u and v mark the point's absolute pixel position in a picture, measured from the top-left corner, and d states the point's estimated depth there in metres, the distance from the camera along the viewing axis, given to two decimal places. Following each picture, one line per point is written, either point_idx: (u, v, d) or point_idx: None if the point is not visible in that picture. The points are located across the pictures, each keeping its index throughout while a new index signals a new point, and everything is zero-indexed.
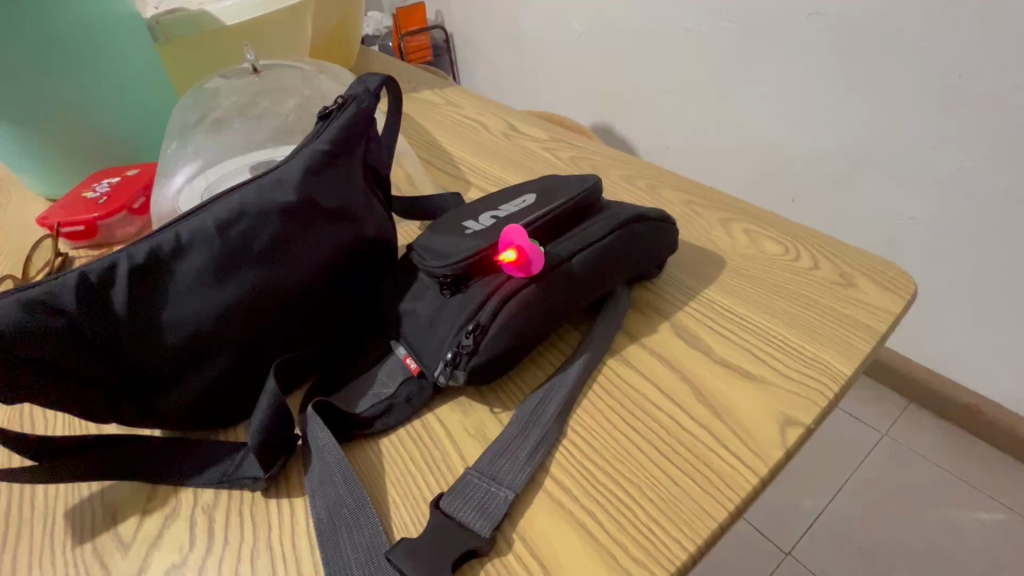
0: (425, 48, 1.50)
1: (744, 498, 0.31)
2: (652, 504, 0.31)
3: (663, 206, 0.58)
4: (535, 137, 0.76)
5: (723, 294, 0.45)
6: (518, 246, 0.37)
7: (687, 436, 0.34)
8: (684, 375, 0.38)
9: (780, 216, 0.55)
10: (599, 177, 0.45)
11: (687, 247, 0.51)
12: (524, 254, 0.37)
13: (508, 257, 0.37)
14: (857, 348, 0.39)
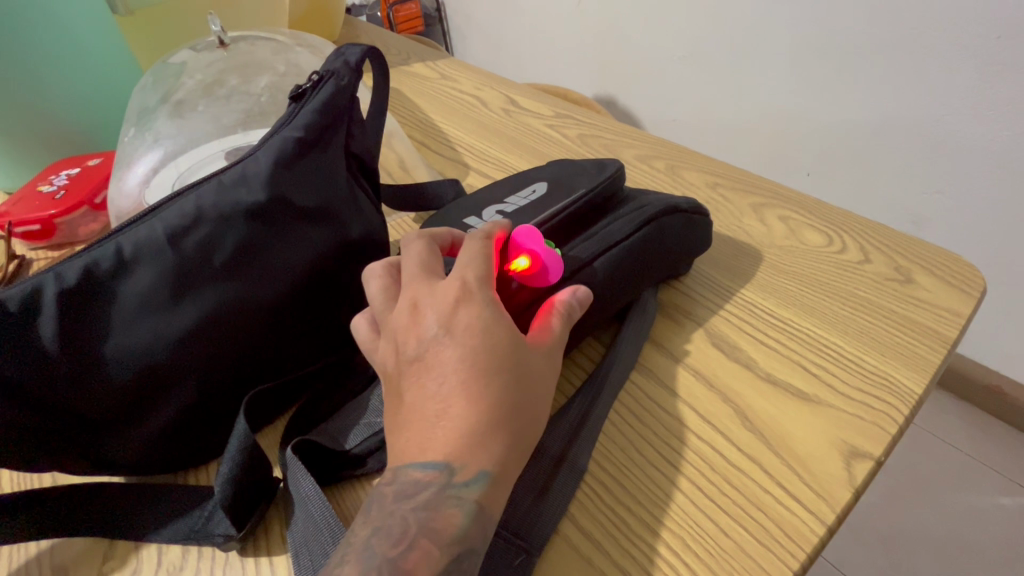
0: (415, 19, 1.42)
1: (811, 552, 0.26)
2: (697, 560, 0.26)
3: (685, 190, 0.52)
4: (539, 114, 0.70)
5: (763, 294, 0.40)
6: (534, 252, 0.31)
7: (734, 473, 0.29)
8: (725, 396, 0.33)
9: (817, 200, 0.49)
10: (619, 161, 0.39)
11: (717, 238, 0.45)
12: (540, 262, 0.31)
13: (522, 263, 0.31)
14: (924, 358, 0.34)
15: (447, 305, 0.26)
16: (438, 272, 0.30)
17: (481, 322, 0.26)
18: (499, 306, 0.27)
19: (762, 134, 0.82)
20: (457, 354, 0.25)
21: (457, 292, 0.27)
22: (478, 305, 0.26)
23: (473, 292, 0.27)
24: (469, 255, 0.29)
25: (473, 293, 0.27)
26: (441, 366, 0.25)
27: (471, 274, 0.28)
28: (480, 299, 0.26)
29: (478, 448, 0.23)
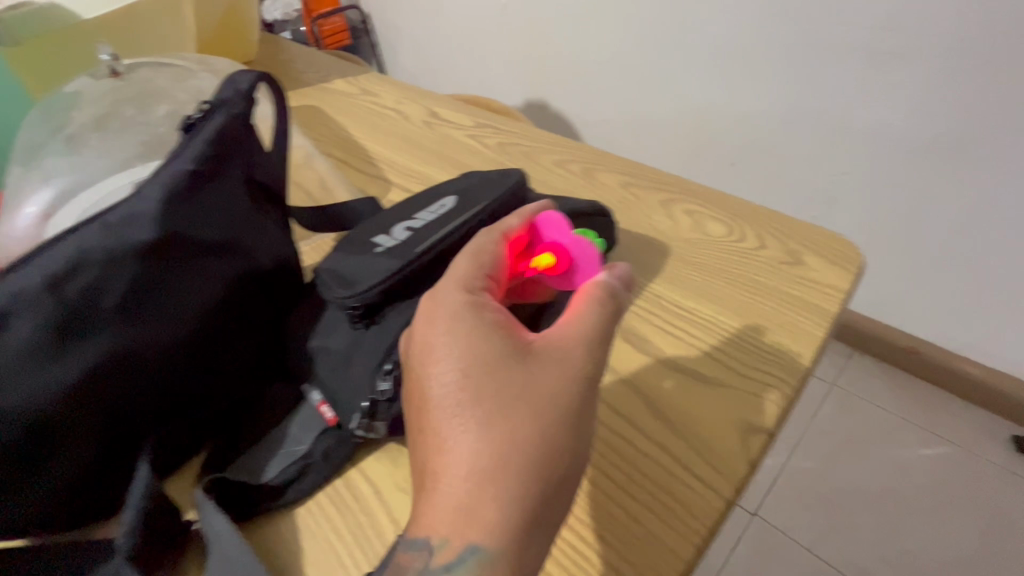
0: (341, 32, 1.40)
1: (712, 528, 0.28)
2: (610, 549, 0.27)
3: (599, 191, 0.54)
4: (460, 125, 0.70)
5: (671, 286, 0.42)
6: (553, 246, 0.33)
7: (644, 461, 0.31)
8: (637, 388, 0.35)
9: (720, 192, 0.52)
10: (522, 170, 0.40)
11: (628, 235, 0.47)
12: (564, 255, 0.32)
13: (545, 258, 0.32)
14: (810, 333, 0.37)
15: (428, 357, 0.27)
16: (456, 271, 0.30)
17: (460, 372, 0.26)
18: (475, 346, 0.26)
19: (685, 131, 0.88)
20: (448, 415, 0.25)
21: (448, 320, 0.27)
22: (452, 352, 0.26)
23: (465, 319, 0.27)
24: (459, 276, 0.29)
25: (464, 321, 0.27)
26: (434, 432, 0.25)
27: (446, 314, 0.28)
28: (474, 327, 0.27)
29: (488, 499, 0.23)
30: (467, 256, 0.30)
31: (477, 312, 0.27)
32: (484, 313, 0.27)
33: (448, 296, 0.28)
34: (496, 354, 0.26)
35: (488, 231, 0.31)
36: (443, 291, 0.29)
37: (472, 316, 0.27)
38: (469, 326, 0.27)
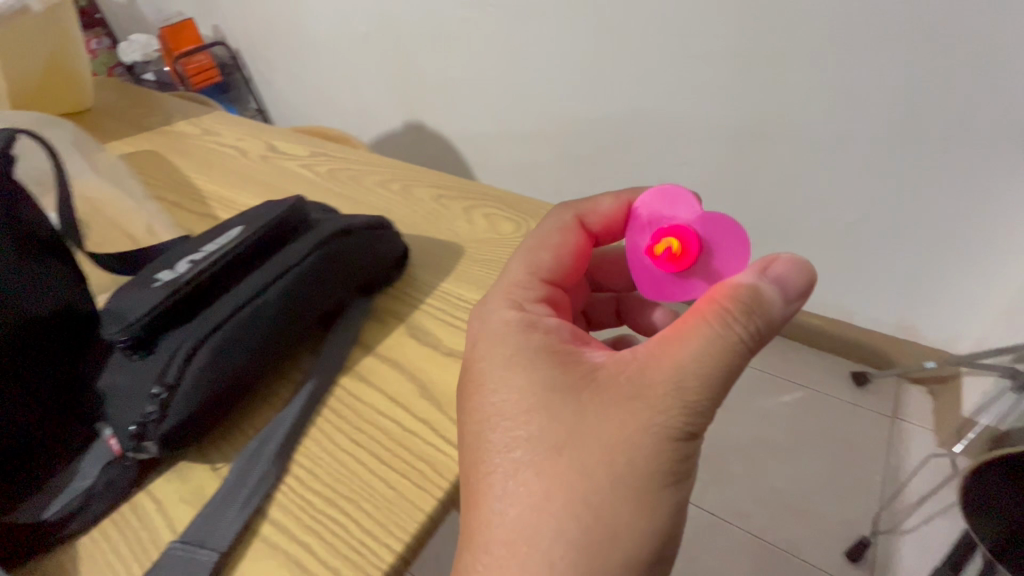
0: (207, 70, 1.53)
1: (453, 480, 0.33)
2: (366, 515, 0.32)
3: (413, 205, 0.59)
4: (295, 157, 0.73)
5: (457, 283, 0.47)
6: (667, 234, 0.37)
7: (406, 437, 0.35)
8: (413, 375, 0.39)
9: (518, 195, 0.58)
10: (302, 196, 0.45)
11: (429, 242, 0.52)
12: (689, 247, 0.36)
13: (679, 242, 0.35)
14: None
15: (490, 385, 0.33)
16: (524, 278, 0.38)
17: (520, 395, 0.32)
18: (533, 377, 0.32)
19: None
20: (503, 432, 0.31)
21: (494, 334, 0.35)
22: (509, 386, 0.33)
23: (512, 337, 0.34)
24: (510, 289, 0.38)
25: (526, 350, 0.34)
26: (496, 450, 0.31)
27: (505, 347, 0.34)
28: (532, 355, 0.33)
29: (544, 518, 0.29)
30: (524, 268, 0.39)
31: (525, 328, 0.35)
32: (534, 327, 0.35)
33: (498, 310, 0.36)
34: (547, 377, 0.32)
35: (566, 219, 0.40)
36: (492, 305, 0.37)
37: (521, 334, 0.34)
38: (517, 345, 0.34)
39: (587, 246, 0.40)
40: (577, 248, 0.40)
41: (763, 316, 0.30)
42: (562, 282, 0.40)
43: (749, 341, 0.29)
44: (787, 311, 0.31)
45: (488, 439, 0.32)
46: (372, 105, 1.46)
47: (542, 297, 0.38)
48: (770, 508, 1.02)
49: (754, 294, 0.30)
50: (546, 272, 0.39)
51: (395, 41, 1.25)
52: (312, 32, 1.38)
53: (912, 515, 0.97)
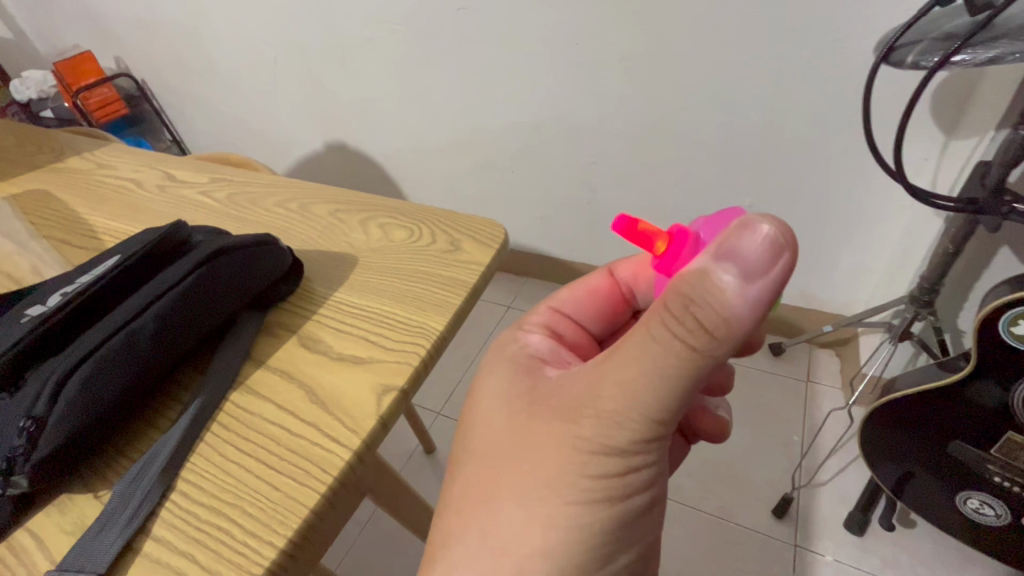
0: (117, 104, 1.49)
1: (335, 476, 0.34)
2: (250, 519, 0.33)
3: (311, 222, 0.59)
4: (193, 185, 0.70)
5: (349, 292, 0.48)
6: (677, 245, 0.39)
7: (293, 441, 0.37)
8: (303, 383, 0.41)
9: (412, 202, 0.59)
10: (181, 219, 0.46)
11: (325, 256, 0.54)
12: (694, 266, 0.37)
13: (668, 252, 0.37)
14: (449, 302, 0.45)
15: (477, 410, 0.42)
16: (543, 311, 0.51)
17: (496, 415, 0.41)
18: (508, 400, 0.41)
19: None
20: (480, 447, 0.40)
21: (503, 350, 0.47)
22: (488, 409, 0.42)
23: (512, 353, 0.46)
24: (526, 317, 0.50)
25: (509, 380, 0.43)
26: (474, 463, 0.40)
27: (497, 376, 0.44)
28: (513, 381, 0.43)
29: (491, 516, 0.37)
30: (545, 302, 0.52)
31: (528, 348, 0.46)
32: (525, 345, 0.46)
33: (506, 340, 0.48)
34: (517, 391, 0.41)
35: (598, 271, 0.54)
36: (511, 331, 0.49)
37: (520, 351, 0.46)
38: (516, 360, 0.45)
39: (600, 286, 0.52)
40: (587, 288, 0.52)
41: (706, 312, 0.32)
42: (576, 314, 0.51)
43: (690, 336, 0.32)
44: (745, 298, 0.31)
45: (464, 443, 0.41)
46: (290, 128, 1.44)
47: (546, 324, 0.49)
48: (703, 480, 1.08)
49: (693, 291, 0.32)
50: (558, 304, 0.51)
51: (305, 63, 1.26)
52: (222, 60, 1.36)
53: (826, 468, 1.05)
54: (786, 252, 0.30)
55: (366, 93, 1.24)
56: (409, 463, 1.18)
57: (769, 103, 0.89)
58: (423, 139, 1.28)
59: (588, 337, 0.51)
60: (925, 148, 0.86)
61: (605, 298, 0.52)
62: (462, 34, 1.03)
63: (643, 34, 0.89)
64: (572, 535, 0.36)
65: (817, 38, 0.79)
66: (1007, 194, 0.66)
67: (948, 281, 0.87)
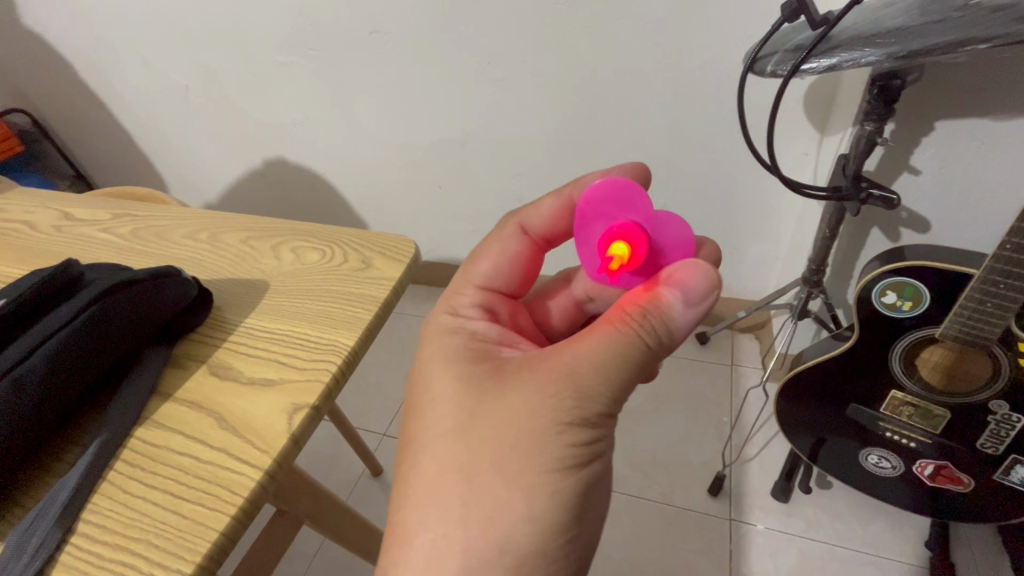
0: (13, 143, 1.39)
1: (246, 496, 0.35)
2: (160, 547, 0.34)
3: (220, 252, 0.58)
4: (93, 221, 0.67)
5: (260, 317, 0.49)
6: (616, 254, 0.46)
7: (202, 467, 0.37)
8: (212, 410, 0.41)
9: (325, 224, 0.59)
10: (72, 258, 0.45)
11: (235, 283, 0.53)
12: (589, 219, 0.44)
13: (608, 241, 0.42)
14: (361, 320, 0.46)
15: (422, 417, 0.42)
16: (467, 289, 0.50)
17: (442, 420, 0.41)
18: (452, 404, 0.41)
19: None
20: (429, 454, 0.40)
21: (444, 338, 0.47)
22: (431, 413, 0.42)
23: (458, 340, 0.46)
24: (456, 299, 0.50)
25: (449, 379, 0.43)
26: (423, 471, 0.40)
27: (438, 375, 0.44)
28: (454, 381, 0.43)
29: (443, 518, 0.38)
30: (466, 279, 0.51)
31: (466, 334, 0.46)
32: (466, 333, 0.47)
33: (438, 325, 0.48)
34: (462, 394, 0.42)
35: (511, 225, 0.51)
36: (444, 319, 0.48)
37: (463, 338, 0.46)
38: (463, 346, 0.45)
39: (518, 249, 0.50)
40: (506, 253, 0.50)
41: (666, 319, 0.39)
42: (501, 287, 0.51)
43: (642, 343, 0.39)
44: (685, 317, 0.40)
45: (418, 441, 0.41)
46: (208, 156, 1.40)
47: (476, 302, 0.49)
48: (644, 468, 1.13)
49: (648, 306, 0.39)
50: (484, 280, 0.51)
51: (221, 90, 1.23)
52: (127, 90, 1.31)
53: (753, 443, 1.13)
54: (714, 291, 0.39)
55: (285, 118, 1.23)
56: (357, 488, 1.16)
57: (667, 110, 0.97)
58: (350, 159, 1.27)
59: (519, 307, 0.53)
60: (804, 144, 0.96)
61: (528, 260, 0.51)
62: (377, 57, 1.06)
63: (547, 51, 0.95)
64: (506, 530, 0.38)
65: (701, 51, 0.87)
66: (864, 181, 0.75)
67: (834, 261, 0.96)
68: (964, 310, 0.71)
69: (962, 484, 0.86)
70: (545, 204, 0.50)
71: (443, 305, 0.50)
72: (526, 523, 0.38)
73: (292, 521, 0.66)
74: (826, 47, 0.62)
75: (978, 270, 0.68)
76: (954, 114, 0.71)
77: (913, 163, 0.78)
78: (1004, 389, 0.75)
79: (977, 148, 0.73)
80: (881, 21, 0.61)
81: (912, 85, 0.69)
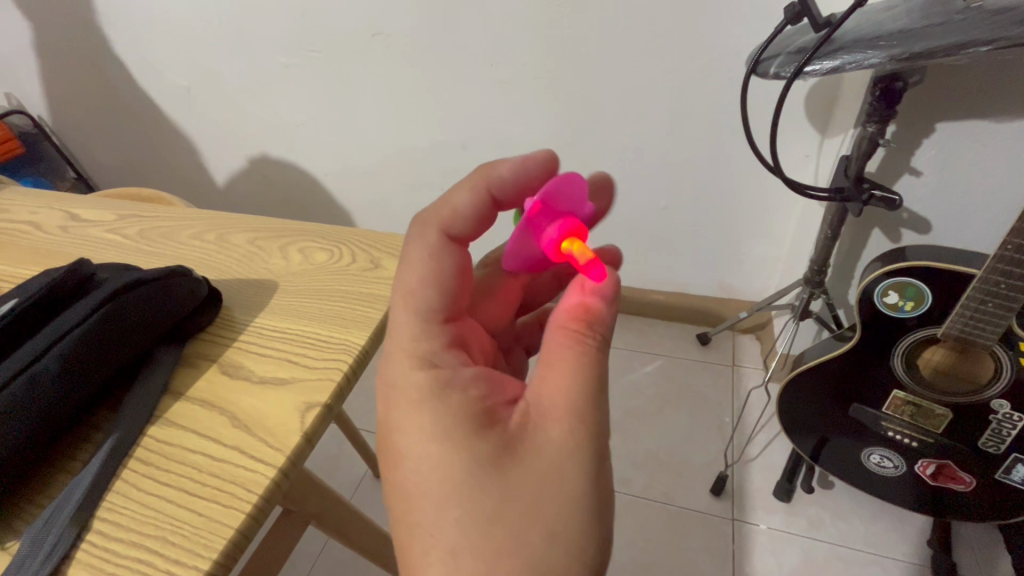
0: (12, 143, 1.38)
1: (260, 494, 0.36)
2: (177, 545, 0.34)
3: (228, 252, 0.58)
4: (100, 222, 0.67)
5: (270, 316, 0.49)
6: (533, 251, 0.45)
7: (216, 465, 0.37)
8: (224, 409, 0.41)
9: (333, 225, 0.59)
10: (83, 259, 0.45)
11: (245, 283, 0.53)
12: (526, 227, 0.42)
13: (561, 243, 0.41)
14: (371, 319, 0.47)
15: (413, 481, 0.37)
16: (420, 331, 0.42)
17: (440, 481, 0.37)
18: (446, 460, 0.37)
19: None
20: (436, 518, 0.36)
21: (412, 404, 0.39)
22: (424, 474, 0.37)
23: (431, 403, 0.39)
24: (413, 355, 0.41)
25: (435, 433, 0.38)
26: (433, 538, 0.36)
27: (418, 434, 0.38)
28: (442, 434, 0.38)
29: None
30: (416, 319, 0.42)
31: (438, 394, 0.39)
32: (450, 387, 0.40)
33: (404, 376, 0.40)
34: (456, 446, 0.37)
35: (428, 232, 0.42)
36: (397, 382, 0.40)
37: (439, 399, 0.39)
38: (436, 410, 0.38)
39: (453, 264, 0.43)
40: (444, 273, 0.42)
41: (598, 314, 0.41)
42: (448, 314, 0.43)
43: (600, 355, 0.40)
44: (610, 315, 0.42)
45: (421, 519, 0.37)
46: (210, 157, 1.40)
47: (439, 345, 0.42)
48: (646, 468, 1.13)
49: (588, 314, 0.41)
50: (436, 313, 0.42)
51: (223, 92, 1.23)
52: (129, 91, 1.31)
53: (755, 444, 1.13)
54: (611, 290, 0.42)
55: (287, 119, 1.23)
56: (359, 489, 1.16)
57: (669, 112, 0.97)
58: (352, 160, 1.27)
59: (468, 330, 0.46)
60: (806, 145, 0.97)
61: (467, 271, 0.44)
62: (379, 58, 1.06)
63: (549, 53, 0.95)
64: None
65: (703, 53, 0.88)
66: (866, 182, 0.76)
67: (835, 262, 0.97)
68: (966, 310, 0.71)
69: (964, 483, 0.86)
70: (455, 195, 0.43)
71: (392, 371, 0.41)
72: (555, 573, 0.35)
73: (298, 522, 0.66)
74: (829, 49, 0.63)
75: (979, 270, 0.69)
76: (954, 115, 0.72)
77: (914, 164, 0.78)
78: (1005, 389, 0.75)
79: (977, 149, 0.74)
80: (883, 24, 0.62)
81: (913, 87, 0.70)
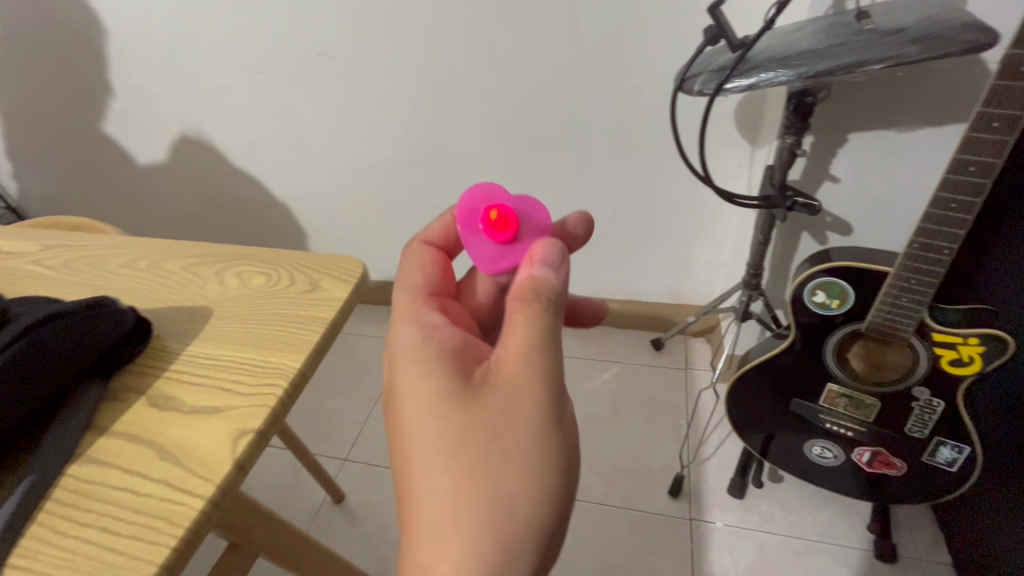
0: None
1: (187, 527, 0.35)
2: None
3: (160, 280, 0.56)
4: (22, 254, 0.63)
5: (203, 344, 0.48)
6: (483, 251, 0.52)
7: (141, 500, 0.36)
8: (151, 442, 0.40)
9: (271, 248, 0.59)
10: None
11: (178, 311, 0.52)
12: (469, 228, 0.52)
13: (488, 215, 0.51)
14: (307, 342, 0.46)
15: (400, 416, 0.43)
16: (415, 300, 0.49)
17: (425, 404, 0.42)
18: (427, 392, 0.42)
19: None
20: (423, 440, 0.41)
21: (414, 347, 0.45)
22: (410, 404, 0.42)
23: (425, 345, 0.45)
24: (409, 317, 0.47)
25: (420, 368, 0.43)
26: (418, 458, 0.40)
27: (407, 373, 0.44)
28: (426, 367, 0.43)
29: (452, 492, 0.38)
30: (407, 291, 0.50)
31: (433, 337, 0.45)
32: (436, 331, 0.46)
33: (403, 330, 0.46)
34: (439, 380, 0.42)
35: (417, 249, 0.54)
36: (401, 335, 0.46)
37: (432, 343, 0.45)
38: (431, 349, 0.44)
39: (436, 258, 0.53)
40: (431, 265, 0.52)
41: (547, 276, 0.45)
42: (441, 289, 0.52)
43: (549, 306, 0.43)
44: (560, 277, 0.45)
45: (413, 454, 0.41)
46: (150, 183, 1.35)
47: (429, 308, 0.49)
48: (607, 475, 1.15)
49: (537, 279, 0.44)
50: (427, 287, 0.51)
51: (162, 115, 1.20)
52: (59, 115, 1.26)
53: (709, 444, 1.17)
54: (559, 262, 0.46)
55: (231, 140, 1.21)
56: (317, 518, 1.13)
57: (609, 127, 1.01)
58: (301, 182, 1.26)
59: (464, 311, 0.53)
60: (738, 156, 1.02)
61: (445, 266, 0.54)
62: (322, 78, 1.06)
63: (490, 72, 0.98)
64: (508, 483, 0.39)
65: (637, 72, 0.93)
66: (790, 189, 0.81)
67: (771, 265, 1.02)
68: (885, 305, 0.76)
69: (896, 468, 0.92)
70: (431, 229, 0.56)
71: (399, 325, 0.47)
72: (523, 477, 0.39)
73: (246, 555, 0.63)
74: (744, 67, 0.66)
75: (893, 268, 0.74)
76: (864, 126, 0.78)
77: (833, 171, 0.84)
78: (924, 378, 0.81)
79: (885, 156, 0.80)
80: (792, 43, 0.67)
81: (823, 102, 0.75)
